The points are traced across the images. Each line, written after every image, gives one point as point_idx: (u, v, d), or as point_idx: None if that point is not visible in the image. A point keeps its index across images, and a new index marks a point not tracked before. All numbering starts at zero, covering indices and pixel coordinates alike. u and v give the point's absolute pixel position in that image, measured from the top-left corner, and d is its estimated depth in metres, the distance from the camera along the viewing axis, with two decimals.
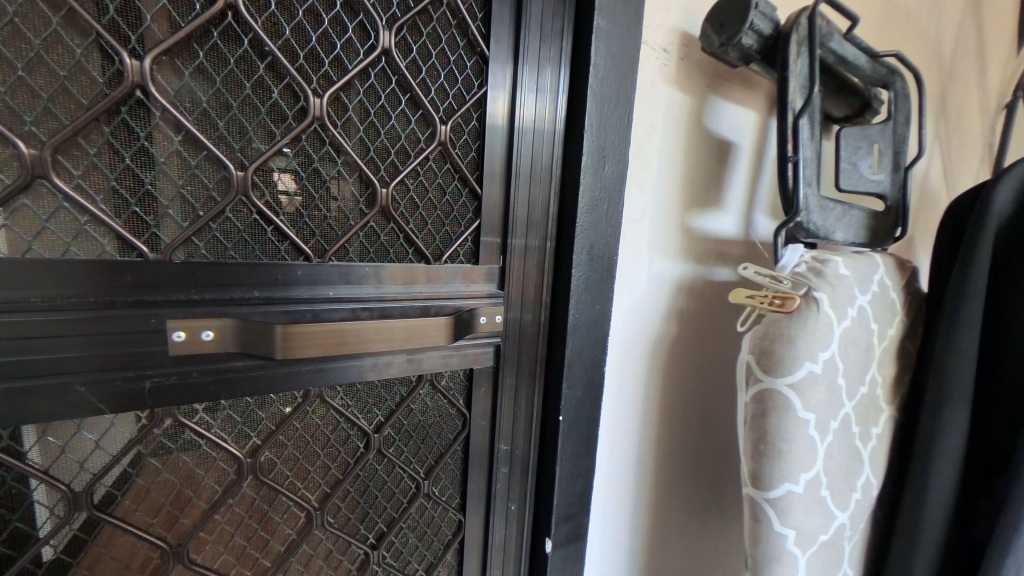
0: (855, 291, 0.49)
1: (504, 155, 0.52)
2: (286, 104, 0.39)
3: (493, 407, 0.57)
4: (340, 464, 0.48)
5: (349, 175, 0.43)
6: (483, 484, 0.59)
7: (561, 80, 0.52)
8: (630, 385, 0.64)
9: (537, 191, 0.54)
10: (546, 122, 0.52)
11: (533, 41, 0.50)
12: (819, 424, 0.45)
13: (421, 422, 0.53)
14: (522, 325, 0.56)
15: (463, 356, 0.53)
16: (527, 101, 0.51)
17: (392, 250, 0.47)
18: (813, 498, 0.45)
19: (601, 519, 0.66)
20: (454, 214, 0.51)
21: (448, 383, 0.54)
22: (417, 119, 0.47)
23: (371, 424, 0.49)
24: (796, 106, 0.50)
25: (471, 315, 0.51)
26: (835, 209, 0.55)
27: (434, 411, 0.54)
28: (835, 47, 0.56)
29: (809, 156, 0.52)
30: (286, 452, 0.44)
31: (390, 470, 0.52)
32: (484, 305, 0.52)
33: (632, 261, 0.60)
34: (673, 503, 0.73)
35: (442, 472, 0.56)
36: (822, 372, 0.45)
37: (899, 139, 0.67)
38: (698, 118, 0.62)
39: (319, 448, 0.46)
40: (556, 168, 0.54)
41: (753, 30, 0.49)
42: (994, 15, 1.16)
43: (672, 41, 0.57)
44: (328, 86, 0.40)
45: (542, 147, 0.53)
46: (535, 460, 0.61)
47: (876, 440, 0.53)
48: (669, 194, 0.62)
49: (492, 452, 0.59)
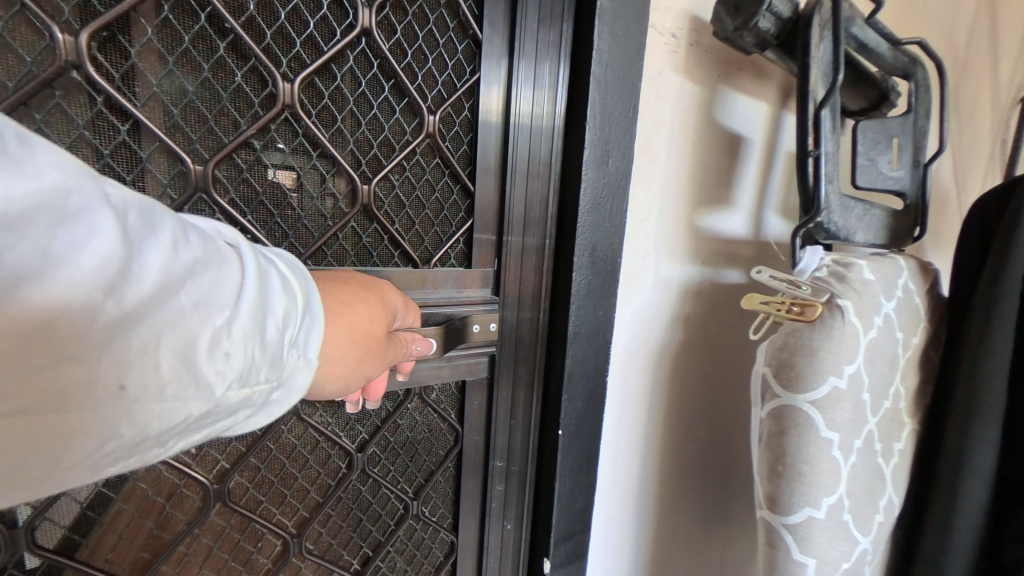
0: (881, 298, 0.44)
1: (498, 149, 0.48)
2: (253, 89, 0.34)
3: (488, 420, 0.54)
4: (319, 487, 0.44)
5: (327, 170, 0.39)
6: (477, 501, 0.56)
7: (561, 72, 0.48)
8: (634, 396, 0.60)
9: (535, 186, 0.49)
10: (544, 116, 0.48)
11: (530, 24, 0.46)
12: (843, 444, 0.41)
13: (410, 438, 0.49)
14: (519, 332, 0.52)
15: (457, 367, 0.49)
16: (523, 93, 0.47)
17: (375, 251, 0.43)
18: (836, 524, 0.41)
19: (601, 536, 0.63)
20: (445, 213, 0.47)
21: (438, 396, 0.50)
22: (403, 108, 0.42)
23: (354, 443, 0.45)
24: (819, 94, 0.45)
25: (464, 322, 0.46)
26: (855, 207, 0.51)
27: (424, 426, 0.50)
28: (856, 32, 0.52)
29: (833, 150, 0.47)
30: (259, 475, 0.40)
31: (376, 490, 0.48)
32: (479, 312, 0.48)
33: (636, 265, 0.56)
34: (678, 517, 0.69)
35: (433, 490, 0.53)
36: (847, 388, 0.41)
37: (919, 133, 0.63)
38: (709, 110, 0.57)
39: (297, 470, 0.42)
40: (555, 163, 0.50)
41: (771, 12, 0.45)
42: (1009, 5, 1.12)
43: (682, 25, 0.52)
44: (301, 69, 0.36)
45: (540, 140, 0.49)
46: (532, 477, 0.57)
47: (899, 457, 0.49)
48: (677, 192, 0.57)
49: (487, 467, 0.55)
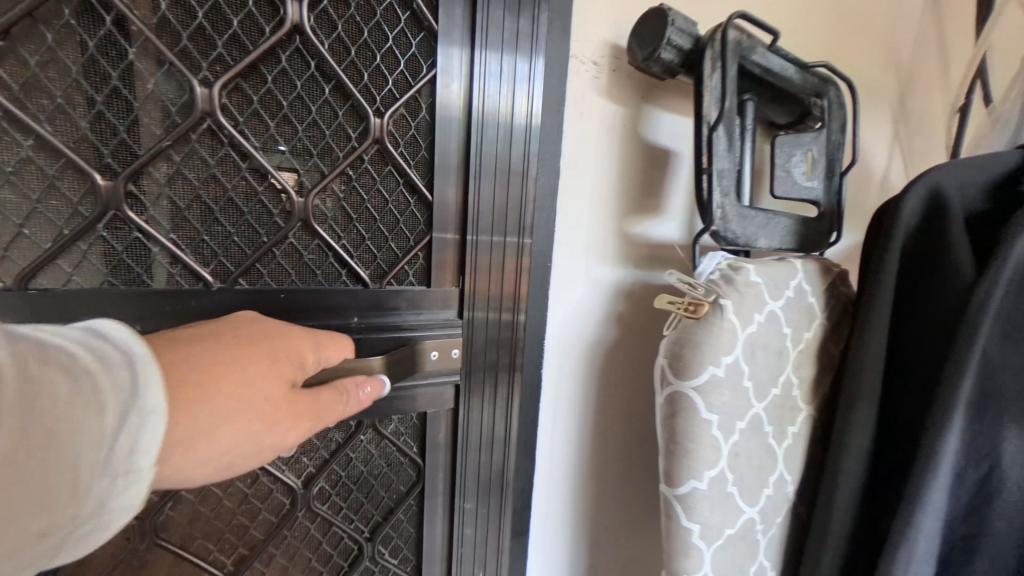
0: (766, 298, 0.50)
1: (460, 148, 0.51)
2: (168, 95, 0.37)
3: (443, 451, 0.58)
4: (263, 526, 0.48)
5: (258, 182, 0.43)
6: (439, 530, 0.60)
7: (523, 72, 0.52)
8: (569, 388, 0.66)
9: (501, 184, 0.53)
10: (506, 113, 0.52)
11: (493, 22, 0.49)
12: (723, 425, 0.47)
13: (362, 473, 0.54)
14: (484, 357, 0.57)
15: (413, 397, 0.53)
16: (487, 90, 0.51)
17: (320, 271, 0.47)
18: (720, 495, 0.48)
19: (544, 548, 0.70)
20: (400, 230, 0.51)
21: (395, 427, 0.55)
22: (347, 111, 0.46)
23: (299, 480, 0.50)
24: (713, 118, 0.51)
25: (415, 348, 0.50)
26: (757, 217, 0.57)
27: (378, 460, 0.55)
28: (760, 58, 0.57)
29: (730, 167, 0.52)
30: (205, 522, 0.45)
31: (326, 527, 0.53)
32: (433, 338, 0.52)
33: (567, 268, 0.62)
34: (626, 515, 0.74)
35: (393, 524, 0.57)
36: (725, 376, 0.47)
37: (834, 146, 0.69)
38: (634, 128, 0.63)
39: (237, 506, 0.47)
40: (523, 161, 0.54)
41: (672, 46, 0.51)
42: (959, 16, 1.17)
43: (602, 54, 0.58)
44: (224, 71, 0.39)
45: (505, 138, 0.52)
46: (496, 506, 0.62)
47: (792, 439, 0.55)
48: (607, 202, 0.63)
49: (446, 497, 0.59)
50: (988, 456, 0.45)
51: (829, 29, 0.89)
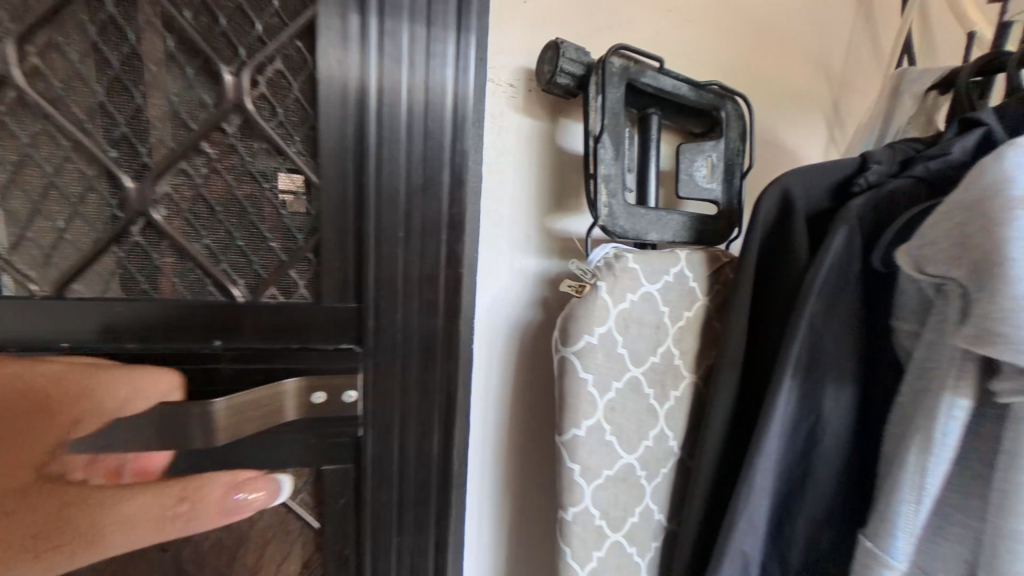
0: (642, 281, 0.61)
1: (348, 121, 0.51)
2: (110, 101, 0.47)
3: (341, 511, 0.58)
4: None
5: (79, 155, 0.47)
6: None
7: (431, 45, 0.52)
8: (498, 365, 0.75)
9: (385, 157, 0.52)
10: (399, 86, 0.52)
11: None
12: (598, 383, 0.57)
13: (252, 534, 0.55)
14: (387, 400, 0.57)
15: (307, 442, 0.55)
16: (388, 62, 0.51)
17: (187, 282, 0.51)
18: (597, 441, 0.58)
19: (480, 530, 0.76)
20: (294, 234, 0.53)
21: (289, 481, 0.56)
22: (202, 76, 0.49)
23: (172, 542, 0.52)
24: (597, 130, 0.61)
25: (283, 381, 0.53)
26: (646, 214, 0.67)
27: (270, 521, 0.56)
28: (649, 80, 0.67)
29: (616, 172, 0.63)
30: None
31: None
32: (310, 374, 0.54)
33: (493, 259, 0.73)
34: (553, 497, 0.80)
35: None
36: (599, 343, 0.57)
37: (732, 153, 0.79)
38: (551, 138, 0.73)
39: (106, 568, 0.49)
40: (422, 135, 0.54)
41: (565, 73, 0.62)
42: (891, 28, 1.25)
43: (517, 77, 0.69)
44: (82, 34, 0.45)
45: (401, 113, 0.52)
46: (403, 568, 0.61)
47: (675, 402, 0.65)
48: (527, 202, 0.74)
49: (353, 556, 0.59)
50: (815, 410, 0.55)
51: (751, 43, 0.98)
